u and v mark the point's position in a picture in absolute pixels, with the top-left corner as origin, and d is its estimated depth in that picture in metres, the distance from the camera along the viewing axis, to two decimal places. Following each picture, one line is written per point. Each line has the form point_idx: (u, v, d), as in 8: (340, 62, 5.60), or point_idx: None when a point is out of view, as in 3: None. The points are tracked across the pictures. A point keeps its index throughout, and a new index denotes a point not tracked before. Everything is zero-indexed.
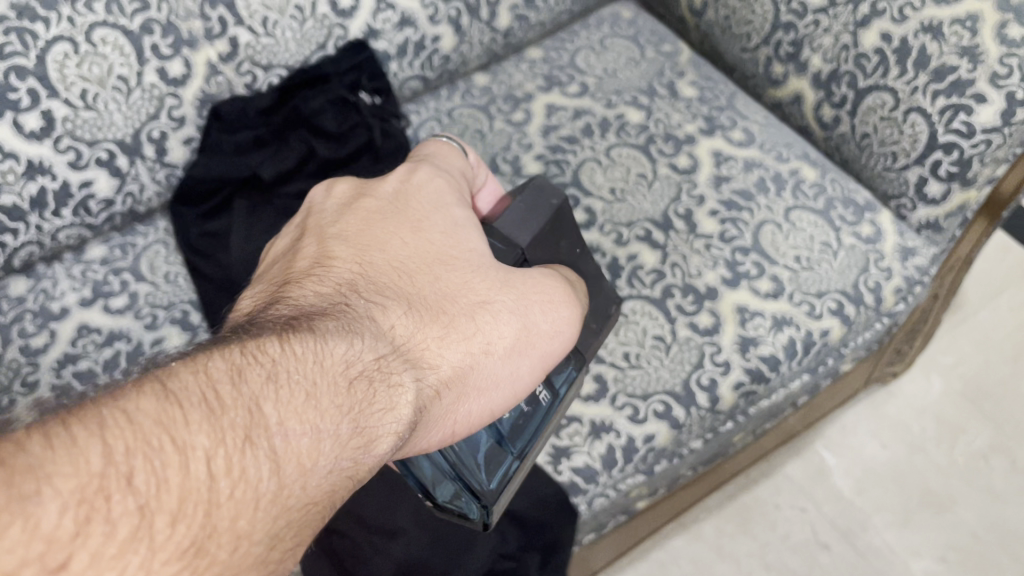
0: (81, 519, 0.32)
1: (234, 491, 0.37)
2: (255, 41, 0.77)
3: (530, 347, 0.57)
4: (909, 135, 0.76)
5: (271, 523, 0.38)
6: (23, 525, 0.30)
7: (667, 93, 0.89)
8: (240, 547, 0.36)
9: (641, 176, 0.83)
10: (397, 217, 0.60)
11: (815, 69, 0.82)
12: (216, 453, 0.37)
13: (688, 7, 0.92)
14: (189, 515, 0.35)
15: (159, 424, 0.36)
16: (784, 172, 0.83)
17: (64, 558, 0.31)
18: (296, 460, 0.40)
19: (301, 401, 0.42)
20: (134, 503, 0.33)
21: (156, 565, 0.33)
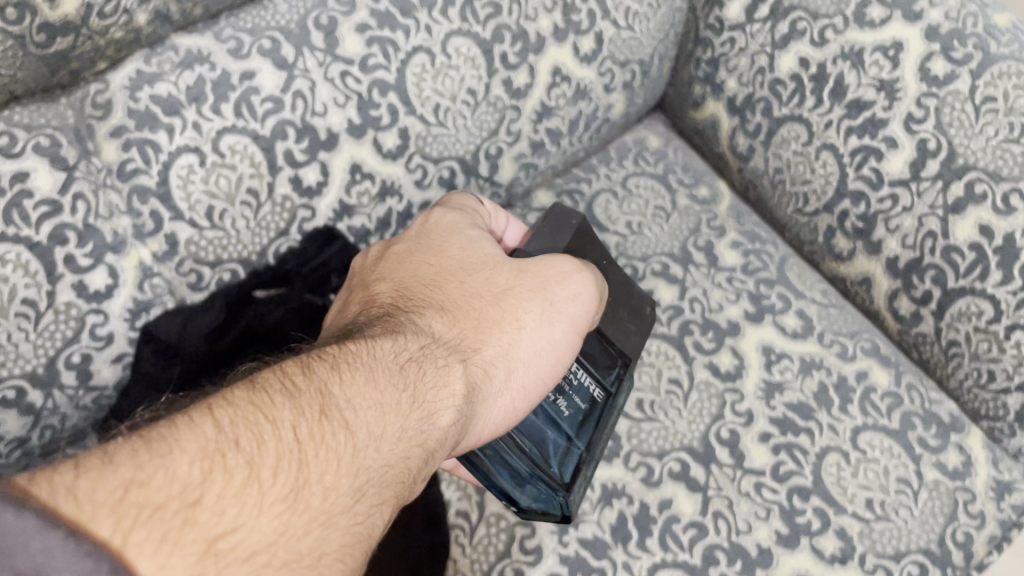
0: (205, 471, 0.36)
1: (319, 456, 0.40)
2: (198, 235, 0.63)
3: (556, 319, 0.56)
4: (1014, 357, 0.61)
5: (352, 480, 0.41)
6: (159, 475, 0.34)
7: (706, 259, 0.74)
8: (330, 501, 0.39)
9: (674, 385, 0.67)
10: (418, 241, 0.61)
11: (892, 253, 0.66)
12: (298, 422, 0.40)
13: (730, 145, 0.76)
14: (285, 474, 0.38)
15: (253, 404, 0.40)
16: (848, 375, 0.68)
17: (190, 504, 0.34)
18: (366, 429, 0.43)
19: (370, 374, 0.45)
20: (243, 459, 0.37)
21: (262, 513, 0.36)
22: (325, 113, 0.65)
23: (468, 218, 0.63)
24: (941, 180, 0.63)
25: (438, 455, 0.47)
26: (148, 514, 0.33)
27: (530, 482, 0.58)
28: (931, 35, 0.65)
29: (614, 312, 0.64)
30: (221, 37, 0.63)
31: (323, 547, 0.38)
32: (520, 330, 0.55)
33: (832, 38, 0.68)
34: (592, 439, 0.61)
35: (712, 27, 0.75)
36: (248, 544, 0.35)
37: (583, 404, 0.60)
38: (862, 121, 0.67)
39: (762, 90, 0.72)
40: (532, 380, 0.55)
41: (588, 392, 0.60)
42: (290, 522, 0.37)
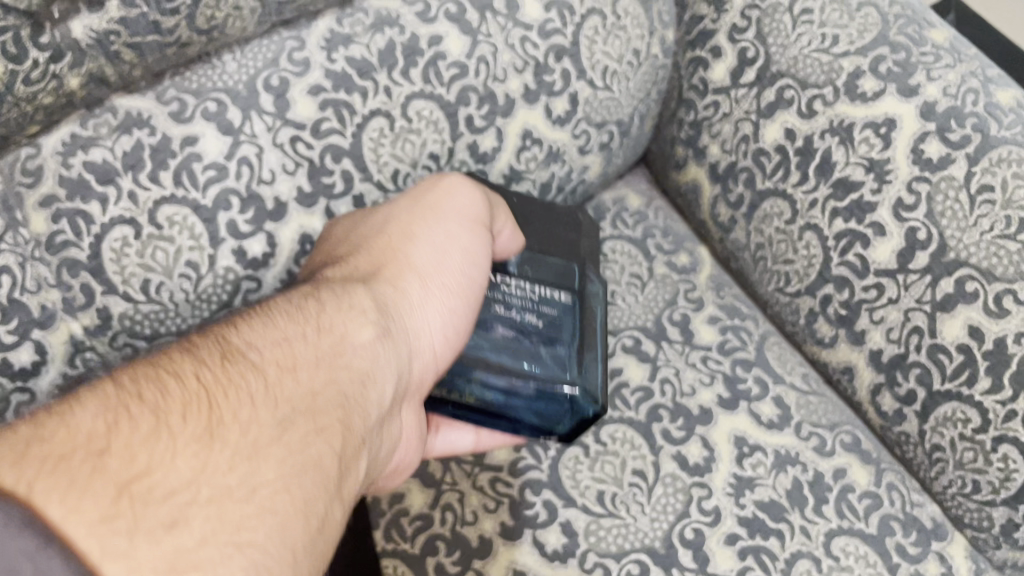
0: (109, 422, 0.34)
1: (230, 397, 0.38)
2: (133, 309, 0.59)
3: (476, 233, 0.55)
4: (999, 470, 0.57)
5: (273, 411, 0.38)
6: (58, 433, 0.32)
7: (681, 335, 0.70)
8: (250, 438, 0.37)
9: (638, 478, 0.63)
10: (334, 229, 0.58)
11: (875, 345, 0.62)
12: (197, 372, 0.38)
13: (711, 216, 0.72)
14: (195, 416, 0.36)
15: (151, 369, 0.38)
16: (825, 472, 0.64)
17: (99, 454, 0.32)
18: (274, 368, 0.41)
19: (272, 322, 0.44)
20: (147, 410, 0.35)
21: (177, 456, 0.34)
22: (273, 181, 0.61)
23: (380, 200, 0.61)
24: (931, 274, 0.59)
25: (364, 390, 0.44)
26: (53, 469, 0.30)
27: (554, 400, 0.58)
28: (926, 113, 0.60)
29: (550, 231, 0.65)
30: (163, 99, 0.59)
31: (256, 480, 0.35)
32: (435, 272, 0.54)
33: (821, 109, 0.64)
34: (577, 328, 0.60)
35: (695, 88, 0.71)
36: (169, 485, 0.33)
37: (558, 311, 0.59)
38: (849, 203, 0.62)
39: (745, 159, 0.68)
40: (454, 281, 0.54)
41: (552, 296, 0.60)
42: (208, 461, 0.34)
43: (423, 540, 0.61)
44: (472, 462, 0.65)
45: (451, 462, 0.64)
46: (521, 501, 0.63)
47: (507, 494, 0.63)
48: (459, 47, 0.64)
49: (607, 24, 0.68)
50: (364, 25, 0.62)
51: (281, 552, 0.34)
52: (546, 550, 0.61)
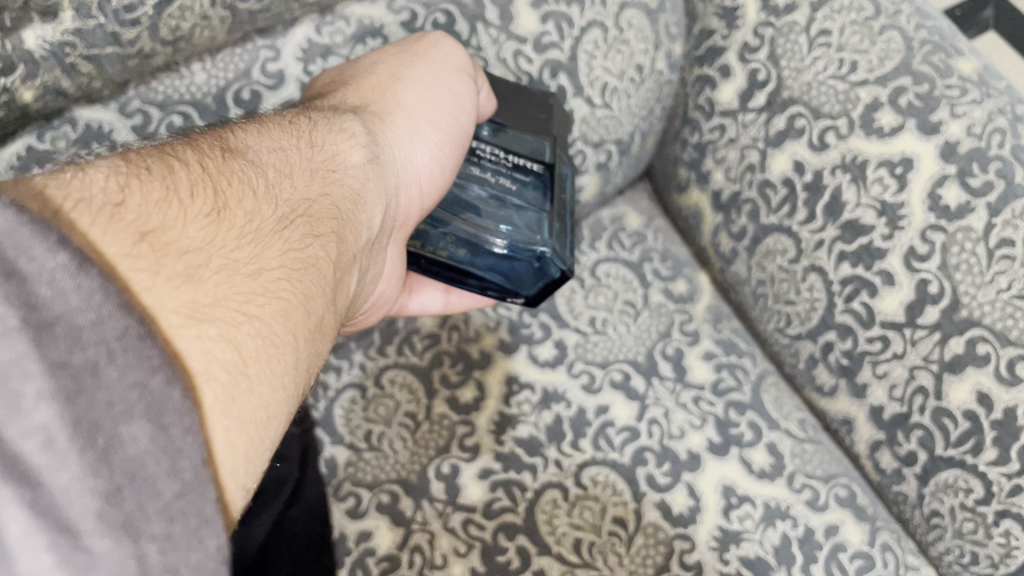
0: (121, 182, 0.31)
1: (234, 183, 0.35)
2: None
3: (461, 74, 0.56)
4: (1000, 545, 0.54)
5: (276, 207, 0.36)
6: (74, 182, 0.30)
7: (673, 371, 0.67)
8: (255, 220, 0.35)
9: (618, 526, 0.61)
10: (330, 78, 0.55)
11: (877, 401, 0.59)
12: (198, 159, 0.36)
13: (712, 244, 0.68)
14: (200, 193, 0.33)
15: (156, 152, 0.35)
16: (816, 528, 0.61)
17: (113, 206, 0.29)
18: (274, 168, 0.39)
19: (268, 132, 0.42)
20: (157, 180, 0.32)
21: (187, 221, 0.31)
22: None
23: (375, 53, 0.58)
24: (940, 331, 0.55)
25: (356, 202, 0.43)
26: (74, 211, 0.28)
27: (519, 259, 0.59)
28: (947, 154, 0.54)
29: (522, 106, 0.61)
30: (126, 111, 0.54)
31: (264, 263, 0.33)
32: (426, 126, 0.53)
33: (833, 142, 0.58)
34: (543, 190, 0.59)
35: (701, 108, 0.66)
36: (184, 245, 0.30)
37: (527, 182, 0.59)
38: (857, 247, 0.58)
39: (750, 189, 0.63)
40: (439, 119, 0.54)
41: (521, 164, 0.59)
42: (217, 234, 0.32)
43: None
44: (445, 500, 0.61)
45: (423, 500, 0.61)
46: (494, 546, 0.60)
47: (480, 537, 0.60)
48: None
49: (608, 37, 0.62)
50: (344, 35, 0.58)
51: (284, 331, 0.32)
52: None
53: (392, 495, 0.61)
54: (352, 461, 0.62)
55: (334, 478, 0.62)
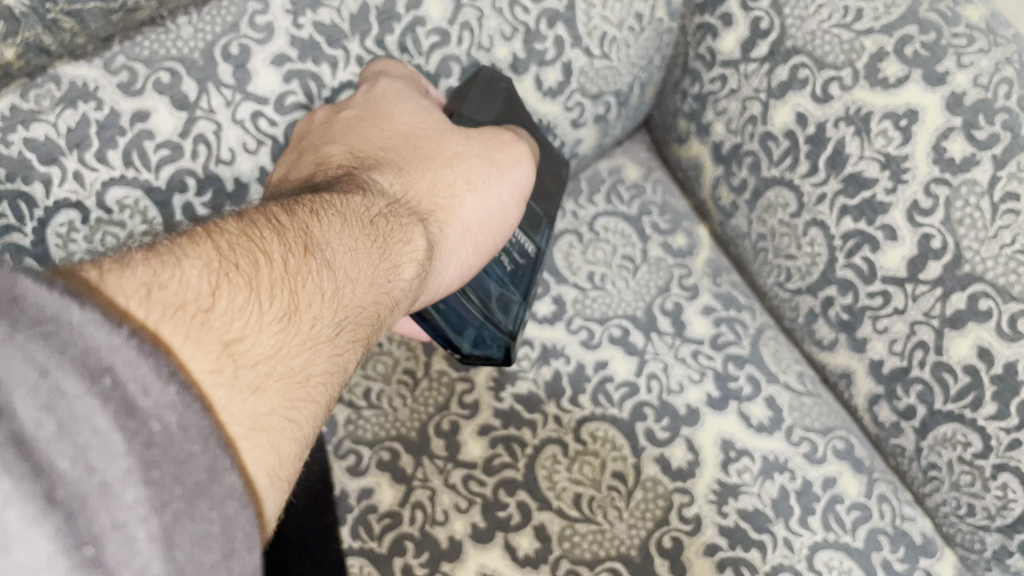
0: (213, 283, 0.32)
1: (309, 286, 0.37)
2: None
3: (511, 166, 0.58)
4: (997, 497, 0.55)
5: (338, 313, 0.38)
6: (171, 281, 0.31)
7: (672, 326, 0.66)
8: (318, 326, 0.36)
9: (617, 481, 0.61)
10: (359, 109, 0.56)
11: (876, 355, 0.59)
12: (280, 251, 0.37)
13: (712, 197, 0.67)
14: (281, 292, 0.35)
15: (243, 233, 0.36)
16: (814, 481, 0.62)
17: (203, 311, 0.31)
18: (340, 287, 0.39)
19: (335, 223, 0.42)
20: (241, 279, 0.34)
21: (263, 327, 0.33)
22: (233, 160, 0.56)
23: (418, 94, 0.58)
24: (941, 287, 0.54)
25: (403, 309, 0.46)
26: (160, 324, 0.29)
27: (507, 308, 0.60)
28: (952, 106, 0.53)
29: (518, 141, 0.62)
30: (111, 67, 0.52)
31: (315, 367, 0.36)
32: (465, 194, 0.56)
33: (837, 94, 0.57)
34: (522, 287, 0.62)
35: (701, 58, 0.64)
36: (257, 353, 0.33)
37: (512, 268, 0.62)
38: (860, 201, 0.57)
39: (751, 142, 0.62)
40: (482, 232, 0.57)
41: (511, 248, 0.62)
42: (287, 340, 0.34)
43: (390, 540, 0.59)
44: (445, 457, 0.62)
45: (423, 457, 0.61)
46: (494, 501, 0.61)
47: (480, 493, 0.61)
48: (440, 11, 0.58)
49: None
50: None
51: (311, 427, 0.35)
52: (518, 554, 0.59)
53: (392, 452, 0.61)
54: (352, 419, 0.62)
55: (333, 436, 0.61)
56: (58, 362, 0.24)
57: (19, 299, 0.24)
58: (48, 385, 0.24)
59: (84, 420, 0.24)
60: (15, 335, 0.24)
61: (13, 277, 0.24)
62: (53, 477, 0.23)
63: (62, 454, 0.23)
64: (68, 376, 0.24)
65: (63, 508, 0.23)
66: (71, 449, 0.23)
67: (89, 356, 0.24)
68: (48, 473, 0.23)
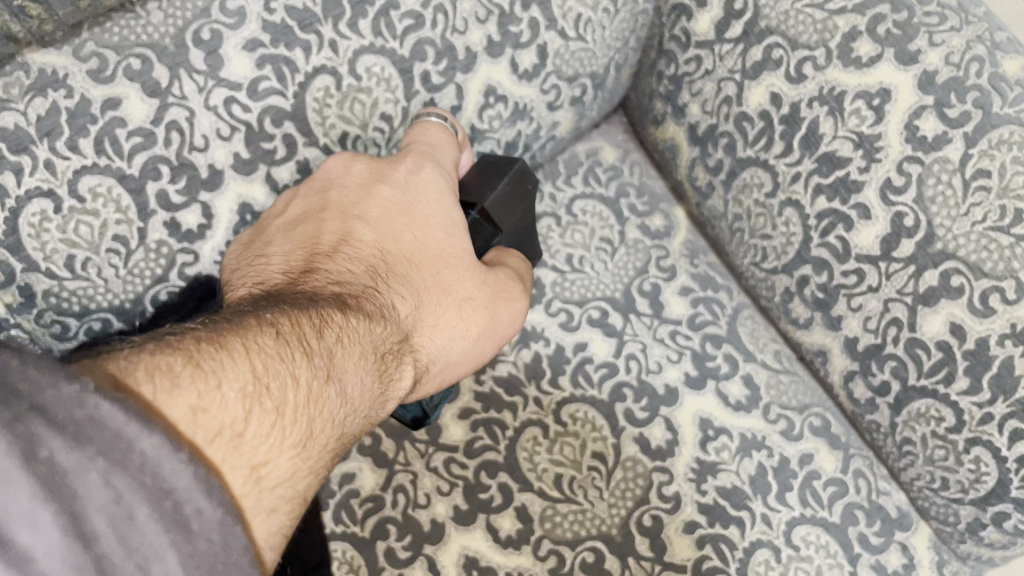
0: (246, 408, 0.35)
1: (325, 414, 0.39)
2: (58, 286, 0.53)
3: (507, 297, 0.59)
4: (970, 471, 0.56)
5: (340, 442, 0.40)
6: (214, 403, 0.33)
7: (650, 308, 0.67)
8: (326, 450, 0.38)
9: (598, 461, 0.62)
10: (394, 194, 0.56)
11: (852, 333, 0.60)
12: (308, 376, 0.38)
13: (688, 178, 0.68)
14: (302, 419, 0.37)
15: (280, 351, 0.38)
16: (791, 457, 0.63)
17: (235, 435, 0.34)
18: (348, 414, 0.41)
19: (357, 350, 0.43)
20: (272, 404, 0.36)
21: (283, 451, 0.36)
22: (207, 147, 0.55)
23: (445, 178, 0.58)
24: (915, 264, 0.55)
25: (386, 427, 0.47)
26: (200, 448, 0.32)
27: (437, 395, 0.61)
28: (924, 84, 0.53)
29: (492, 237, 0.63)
30: (81, 54, 0.52)
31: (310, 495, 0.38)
32: (459, 339, 0.56)
33: (810, 73, 0.57)
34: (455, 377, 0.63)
35: (677, 40, 0.64)
36: (272, 479, 0.35)
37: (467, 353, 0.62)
38: (834, 180, 0.57)
39: (726, 123, 0.62)
40: (457, 365, 0.57)
41: None
42: (299, 468, 0.37)
43: (373, 524, 0.59)
44: (426, 441, 0.62)
45: (405, 441, 0.62)
46: (476, 484, 0.61)
47: (462, 476, 0.61)
48: None
49: None
50: None
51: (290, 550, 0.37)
52: (500, 536, 0.60)
53: (374, 437, 0.61)
54: None
55: None
56: (133, 489, 0.27)
57: (100, 420, 0.27)
58: (122, 512, 0.27)
59: (148, 543, 0.27)
60: (99, 463, 0.27)
61: (100, 406, 0.28)
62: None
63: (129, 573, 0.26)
64: (139, 502, 0.27)
65: None
66: (134, 568, 0.27)
67: (156, 483, 0.28)
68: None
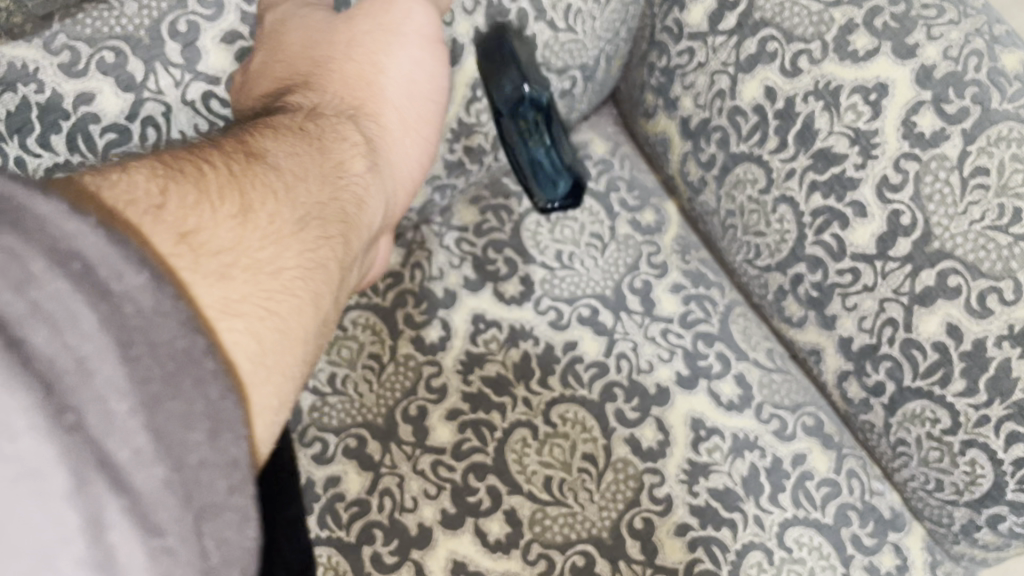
0: (162, 189, 0.33)
1: (256, 186, 0.37)
2: None
3: (426, 71, 0.54)
4: (965, 473, 0.55)
5: (286, 220, 0.38)
6: (122, 183, 0.32)
7: (641, 305, 0.65)
8: (271, 223, 0.37)
9: (588, 463, 0.61)
10: (274, 63, 0.53)
11: (846, 332, 0.59)
12: (219, 169, 0.37)
13: (680, 172, 0.66)
14: (227, 197, 0.35)
15: (186, 158, 0.37)
16: (784, 458, 0.62)
17: (156, 207, 0.32)
18: (282, 196, 0.39)
19: (281, 138, 0.43)
20: (188, 192, 0.34)
21: (218, 223, 0.34)
22: (184, 143, 0.54)
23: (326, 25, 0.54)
24: (911, 264, 0.54)
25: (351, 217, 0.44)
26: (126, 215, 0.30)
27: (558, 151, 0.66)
28: (923, 79, 0.52)
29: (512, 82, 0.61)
30: (52, 47, 0.50)
31: (279, 263, 0.36)
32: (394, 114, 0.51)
33: (806, 67, 0.56)
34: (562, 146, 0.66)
35: (669, 31, 0.62)
36: (215, 246, 0.33)
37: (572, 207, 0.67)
38: (829, 177, 0.56)
39: (719, 117, 0.61)
40: (421, 110, 0.55)
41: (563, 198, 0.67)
42: (242, 236, 0.35)
43: (359, 528, 0.58)
44: (413, 443, 0.61)
45: (391, 443, 0.60)
46: (464, 487, 0.60)
47: (450, 479, 0.60)
48: None
49: None
50: None
51: (291, 326, 0.35)
52: (488, 540, 0.59)
53: (359, 439, 0.60)
54: (316, 407, 0.61)
55: (299, 424, 0.61)
56: (36, 255, 0.25)
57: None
58: (28, 276, 0.24)
59: (64, 307, 0.25)
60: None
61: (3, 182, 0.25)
62: (43, 362, 0.24)
63: (48, 339, 0.24)
64: (45, 266, 0.25)
65: (53, 388, 0.24)
66: (56, 335, 0.24)
67: (59, 243, 0.25)
68: (35, 354, 0.24)
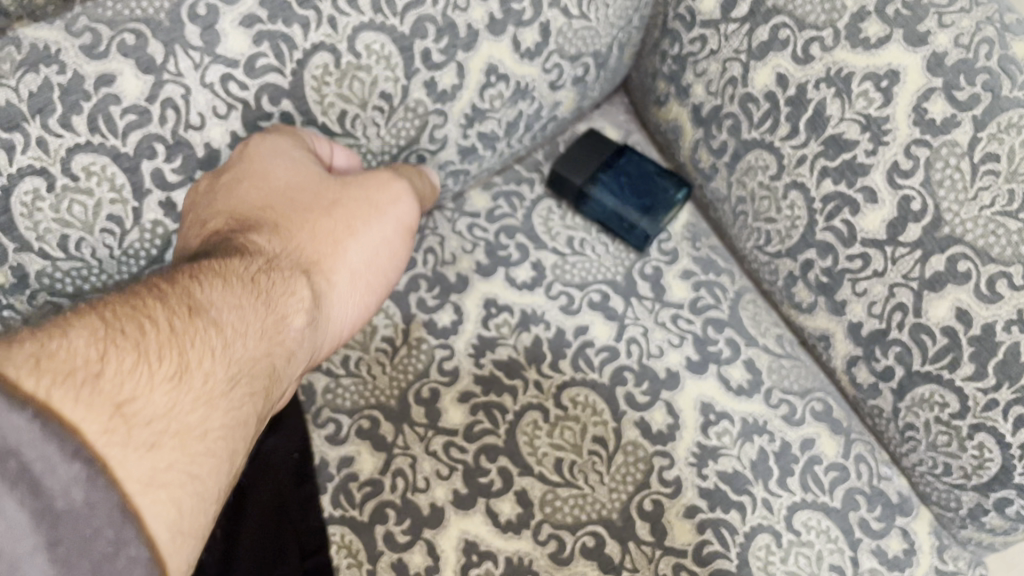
0: (101, 352, 0.35)
1: (195, 343, 0.39)
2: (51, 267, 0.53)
3: (386, 220, 0.55)
4: (973, 457, 0.55)
5: (227, 370, 0.40)
6: (59, 350, 0.34)
7: (651, 291, 0.67)
8: (211, 379, 0.39)
9: (598, 446, 0.61)
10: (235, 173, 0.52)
11: (856, 317, 0.59)
12: (163, 315, 0.39)
13: (692, 160, 0.67)
14: (166, 355, 0.37)
15: (131, 304, 0.39)
16: (793, 442, 0.63)
17: (92, 377, 0.34)
18: (225, 344, 0.41)
19: (229, 285, 0.44)
20: (128, 352, 0.36)
21: (155, 387, 0.36)
22: (203, 125, 0.54)
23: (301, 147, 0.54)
24: (921, 249, 0.54)
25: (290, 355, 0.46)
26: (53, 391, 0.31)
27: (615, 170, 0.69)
28: (934, 67, 0.52)
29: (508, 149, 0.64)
30: (74, 29, 0.51)
31: (208, 425, 0.37)
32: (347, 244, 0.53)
33: (818, 54, 0.56)
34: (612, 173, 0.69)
35: (681, 19, 0.63)
36: (148, 413, 0.35)
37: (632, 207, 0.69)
38: (840, 163, 0.57)
39: (731, 104, 0.62)
40: (372, 273, 0.55)
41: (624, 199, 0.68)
42: (178, 398, 0.37)
43: (372, 507, 0.59)
44: (426, 424, 0.61)
45: (404, 424, 0.61)
46: (476, 468, 0.60)
47: (462, 460, 0.61)
48: None
49: None
50: None
51: (211, 488, 0.37)
52: (500, 521, 0.60)
53: (372, 420, 0.61)
54: (330, 388, 0.62)
55: (313, 405, 0.61)
56: None
57: None
58: None
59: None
60: None
61: None
62: None
63: None
64: None
65: None
66: None
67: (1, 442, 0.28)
68: None
